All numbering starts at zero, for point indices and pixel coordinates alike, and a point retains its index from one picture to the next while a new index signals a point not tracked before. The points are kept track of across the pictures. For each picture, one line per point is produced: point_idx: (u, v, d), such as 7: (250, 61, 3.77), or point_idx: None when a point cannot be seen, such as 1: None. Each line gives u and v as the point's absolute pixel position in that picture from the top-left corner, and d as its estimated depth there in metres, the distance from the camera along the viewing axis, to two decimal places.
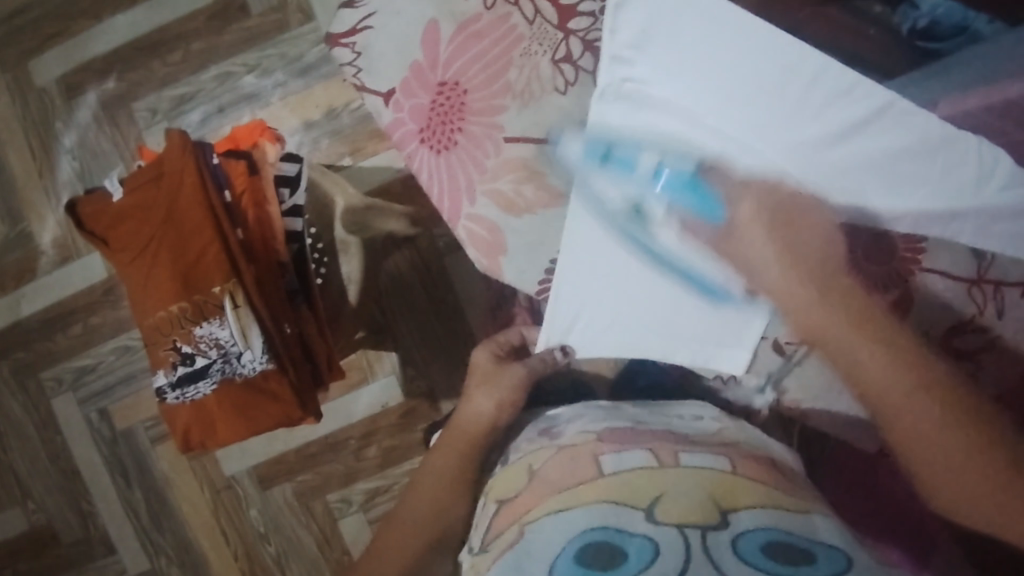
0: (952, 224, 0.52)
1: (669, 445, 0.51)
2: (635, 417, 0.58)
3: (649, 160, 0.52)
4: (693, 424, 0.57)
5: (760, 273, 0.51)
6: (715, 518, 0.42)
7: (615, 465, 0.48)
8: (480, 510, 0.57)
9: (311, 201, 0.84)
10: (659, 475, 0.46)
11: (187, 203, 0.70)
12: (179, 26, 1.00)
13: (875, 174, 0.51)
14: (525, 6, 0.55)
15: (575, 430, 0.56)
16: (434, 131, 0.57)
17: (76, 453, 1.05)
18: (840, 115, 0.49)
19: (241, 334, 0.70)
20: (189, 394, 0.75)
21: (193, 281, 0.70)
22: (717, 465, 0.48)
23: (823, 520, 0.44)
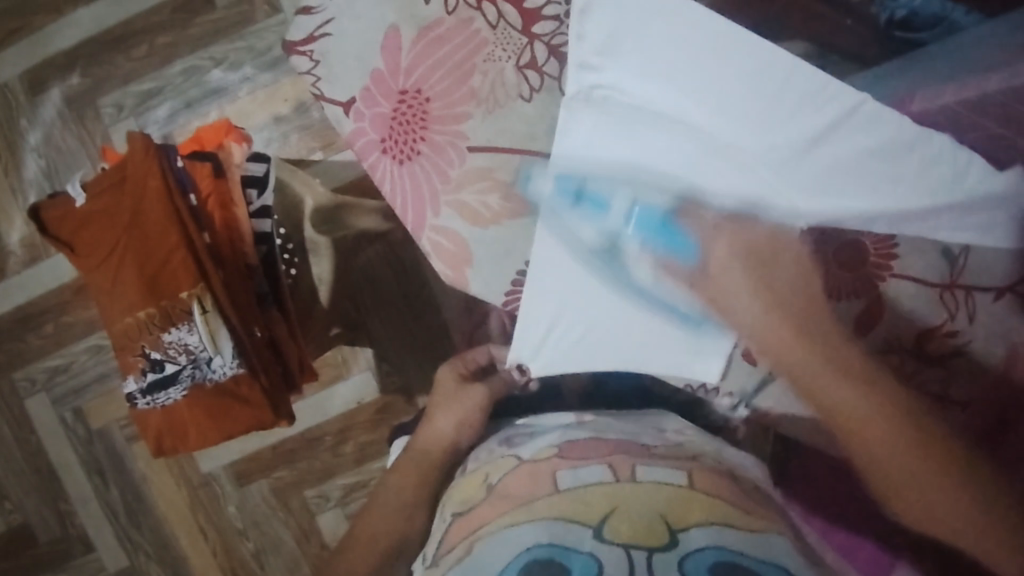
0: (930, 221, 0.54)
1: (625, 458, 0.50)
2: (597, 428, 0.57)
3: (622, 201, 0.51)
4: (653, 436, 0.56)
5: (734, 309, 0.50)
6: (661, 539, 0.41)
7: (571, 480, 0.47)
8: (440, 518, 0.56)
9: (279, 202, 0.86)
10: (613, 491, 0.46)
11: (151, 207, 0.68)
12: (143, 20, 0.98)
13: (850, 176, 0.51)
14: (487, 11, 0.54)
15: (536, 445, 0.55)
16: (396, 140, 0.55)
17: (52, 453, 1.04)
18: (813, 117, 0.49)
19: (210, 339, 0.69)
20: (160, 401, 0.73)
21: (160, 287, 0.69)
22: (675, 479, 0.48)
23: (778, 541, 0.43)
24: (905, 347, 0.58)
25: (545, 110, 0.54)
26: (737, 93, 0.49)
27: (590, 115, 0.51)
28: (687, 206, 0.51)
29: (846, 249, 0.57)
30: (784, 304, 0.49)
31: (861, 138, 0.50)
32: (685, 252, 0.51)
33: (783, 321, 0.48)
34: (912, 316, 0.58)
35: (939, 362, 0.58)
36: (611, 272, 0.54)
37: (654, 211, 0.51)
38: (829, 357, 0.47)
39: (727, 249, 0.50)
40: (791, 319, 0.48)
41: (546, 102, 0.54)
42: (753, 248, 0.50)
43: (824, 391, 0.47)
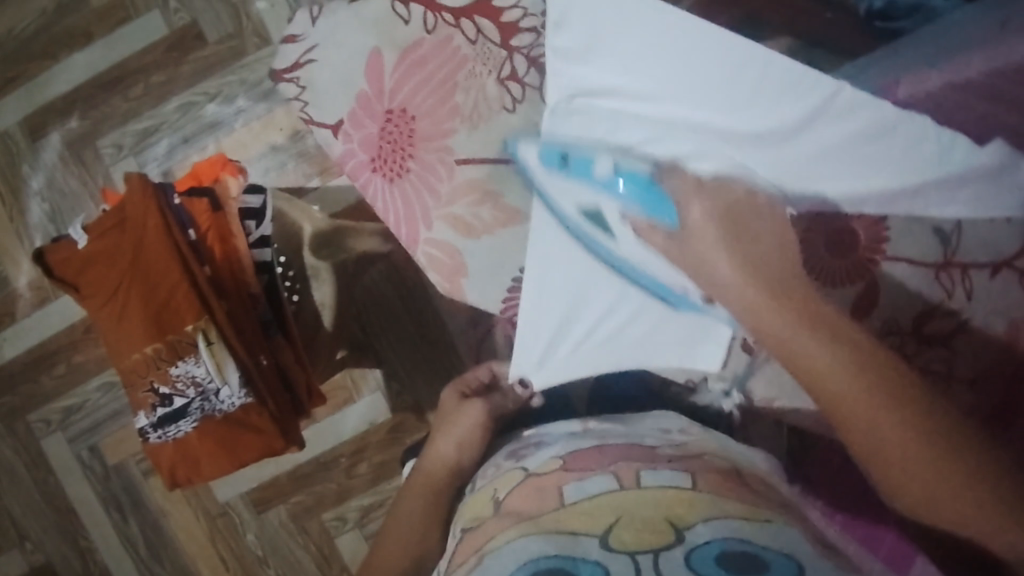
0: (917, 198, 0.57)
1: (631, 464, 0.51)
2: (602, 434, 0.58)
3: (605, 165, 0.51)
4: (657, 437, 0.57)
5: (711, 272, 0.48)
6: (669, 538, 0.42)
7: (576, 493, 0.48)
8: (459, 520, 0.57)
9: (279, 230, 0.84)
10: (618, 500, 0.46)
11: (151, 245, 0.69)
12: (137, 60, 1.00)
13: (839, 158, 0.55)
14: (466, 28, 0.55)
15: (541, 457, 0.56)
16: (385, 158, 0.55)
17: (70, 492, 1.05)
18: (787, 110, 0.53)
19: (218, 371, 0.70)
20: (171, 433, 0.73)
21: (165, 322, 0.70)
22: (680, 483, 0.48)
23: (780, 530, 0.44)
24: (904, 330, 0.60)
25: (528, 120, 0.55)
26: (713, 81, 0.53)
27: (569, 124, 0.54)
28: (667, 169, 0.51)
29: (835, 235, 0.59)
30: (763, 269, 0.47)
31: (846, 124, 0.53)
32: (663, 218, 0.49)
33: (752, 281, 0.46)
34: (909, 300, 0.60)
35: (945, 342, 0.59)
36: (596, 244, 0.54)
37: (635, 174, 0.50)
38: (799, 314, 0.45)
39: (701, 216, 0.48)
40: (767, 283, 0.46)
41: (529, 112, 0.55)
42: (731, 209, 0.49)
43: (795, 346, 0.44)
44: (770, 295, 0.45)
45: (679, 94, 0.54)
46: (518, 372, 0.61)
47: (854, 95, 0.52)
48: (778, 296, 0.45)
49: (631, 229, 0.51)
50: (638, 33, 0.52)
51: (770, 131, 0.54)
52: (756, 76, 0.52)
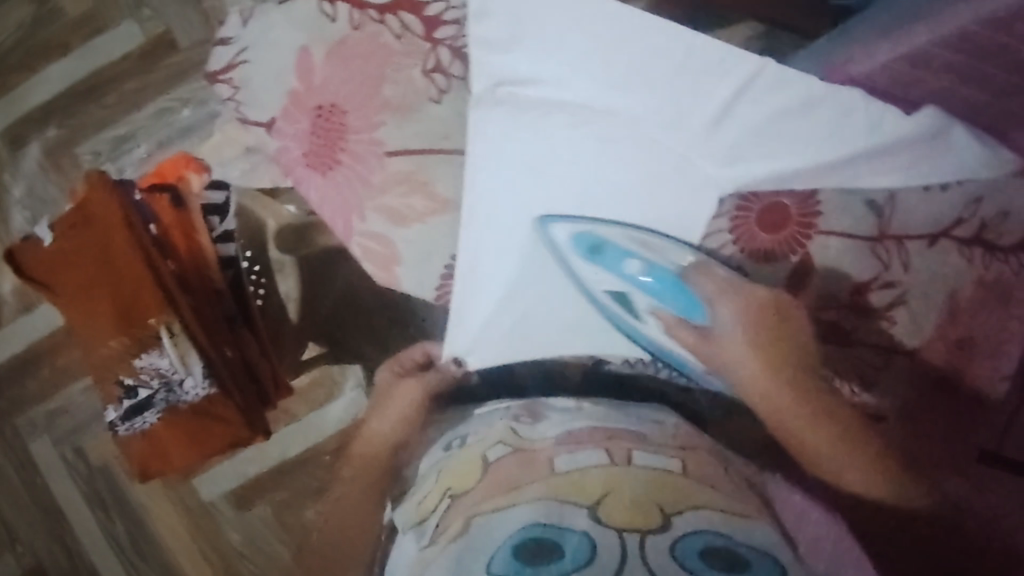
0: (847, 169, 0.58)
1: (623, 442, 0.51)
2: (596, 414, 0.56)
3: (637, 264, 0.55)
4: (647, 417, 0.55)
5: (736, 368, 0.55)
6: (654, 521, 0.43)
7: (567, 463, 0.49)
8: (427, 494, 0.55)
9: (243, 224, 0.84)
10: (612, 473, 0.47)
11: (114, 241, 0.70)
12: (112, 69, 1.02)
13: (767, 135, 0.57)
14: (392, 24, 0.57)
15: (541, 428, 0.55)
16: (317, 153, 0.57)
17: (57, 493, 1.07)
18: (712, 91, 0.56)
19: (181, 361, 0.71)
20: (137, 426, 0.73)
21: (130, 316, 0.70)
22: (669, 465, 0.49)
23: (757, 524, 0.45)
24: (842, 304, 0.58)
25: (455, 108, 0.57)
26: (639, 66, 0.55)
27: (499, 113, 0.56)
28: (693, 271, 0.56)
29: (770, 211, 0.59)
30: (773, 351, 0.55)
31: (773, 97, 0.56)
32: (696, 312, 0.55)
33: (778, 369, 0.54)
34: (848, 271, 0.59)
35: (887, 315, 0.58)
36: (621, 321, 0.57)
37: (666, 274, 0.55)
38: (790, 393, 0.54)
39: (731, 314, 0.55)
40: (787, 371, 0.55)
41: (456, 102, 0.57)
42: (751, 304, 0.56)
43: (788, 426, 0.53)
44: (785, 378, 0.54)
45: (608, 80, 0.56)
46: (452, 352, 0.62)
47: (775, 73, 0.56)
48: (796, 383, 0.54)
49: (657, 320, 0.55)
50: (562, 25, 0.54)
51: (697, 113, 0.57)
52: (683, 62, 0.55)
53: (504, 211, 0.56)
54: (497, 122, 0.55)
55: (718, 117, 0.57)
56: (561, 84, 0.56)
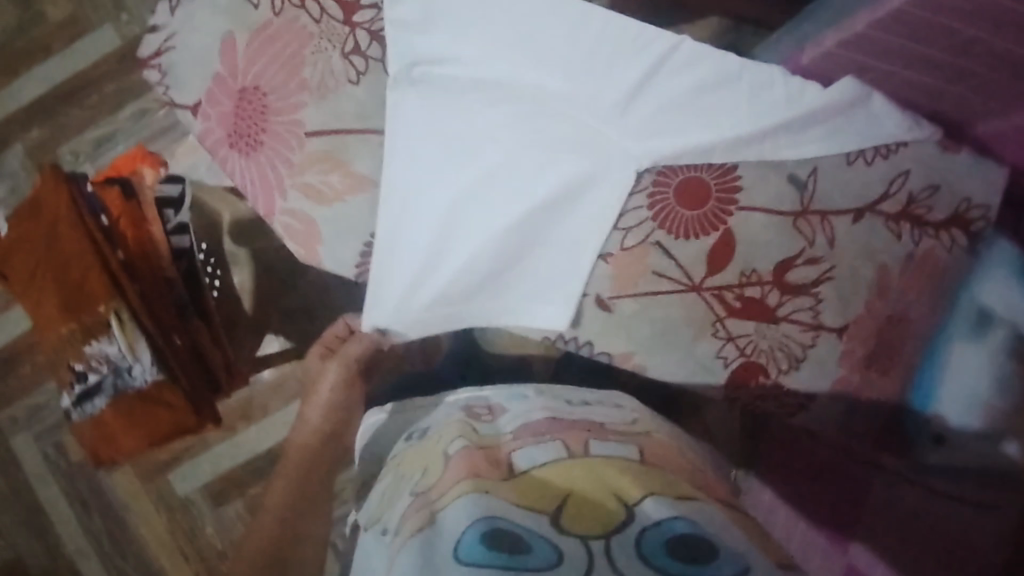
0: (765, 142, 0.58)
1: (582, 435, 0.57)
2: (554, 409, 0.64)
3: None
4: (606, 416, 0.65)
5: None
6: (621, 513, 0.45)
7: (527, 460, 0.53)
8: (390, 484, 0.58)
9: (199, 217, 0.86)
10: (572, 467, 0.51)
11: (64, 230, 0.72)
12: (93, 71, 1.03)
13: (684, 110, 0.57)
14: (311, 7, 0.57)
15: (512, 421, 0.62)
16: (240, 134, 0.58)
17: (37, 487, 1.09)
18: (627, 67, 0.56)
19: (129, 349, 0.72)
20: (88, 410, 0.77)
21: (79, 304, 0.72)
22: (627, 454, 0.55)
23: (706, 509, 0.49)
24: (765, 279, 0.59)
25: (373, 90, 0.58)
26: (551, 45, 0.56)
27: (415, 93, 0.56)
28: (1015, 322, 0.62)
29: (689, 183, 0.59)
30: None
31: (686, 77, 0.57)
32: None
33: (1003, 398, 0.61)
34: (770, 248, 0.59)
35: (811, 290, 0.59)
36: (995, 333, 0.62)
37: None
38: None
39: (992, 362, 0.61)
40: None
41: (374, 84, 0.58)
42: None
43: None
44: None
45: (524, 57, 0.56)
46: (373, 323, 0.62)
47: (691, 49, 0.56)
48: None
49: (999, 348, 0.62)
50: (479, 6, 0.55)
51: (612, 88, 0.57)
52: (597, 39, 0.56)
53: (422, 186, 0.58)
54: (412, 102, 0.56)
55: (633, 93, 0.57)
56: (476, 61, 0.56)
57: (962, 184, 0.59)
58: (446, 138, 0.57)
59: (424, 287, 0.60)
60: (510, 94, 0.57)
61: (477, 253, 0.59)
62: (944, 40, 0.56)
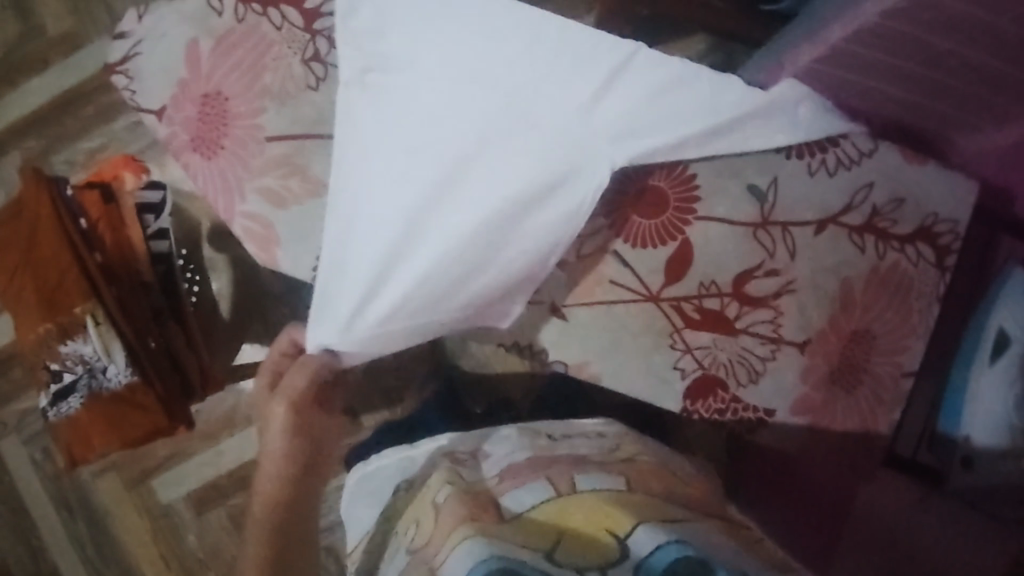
0: (734, 132, 0.57)
1: (565, 470, 0.57)
2: (539, 444, 0.63)
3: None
4: (588, 446, 0.64)
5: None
6: (615, 551, 0.45)
7: (514, 505, 0.53)
8: (393, 536, 0.61)
9: (179, 224, 0.89)
10: (565, 506, 0.51)
11: (43, 231, 0.73)
12: (90, 83, 1.05)
13: (648, 109, 0.56)
14: (273, 15, 0.59)
15: (492, 466, 0.62)
16: (204, 139, 0.59)
17: (24, 491, 1.10)
18: (588, 68, 0.56)
19: (104, 349, 0.73)
20: (63, 410, 0.77)
21: (56, 303, 0.73)
22: (613, 485, 0.54)
23: (704, 535, 0.48)
24: (722, 291, 0.58)
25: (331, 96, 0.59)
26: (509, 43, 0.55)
27: (365, 99, 0.56)
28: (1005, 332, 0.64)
29: (647, 192, 0.58)
30: None
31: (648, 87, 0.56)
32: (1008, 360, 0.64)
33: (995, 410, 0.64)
34: (728, 259, 0.58)
35: (773, 301, 0.58)
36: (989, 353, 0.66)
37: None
38: None
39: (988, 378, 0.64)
40: None
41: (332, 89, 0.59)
42: None
43: None
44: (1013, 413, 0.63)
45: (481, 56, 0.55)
46: (319, 340, 0.58)
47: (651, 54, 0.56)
48: None
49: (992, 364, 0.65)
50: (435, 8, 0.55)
51: (576, 88, 0.56)
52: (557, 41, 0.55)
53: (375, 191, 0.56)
54: (364, 105, 0.55)
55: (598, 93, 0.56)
56: (431, 64, 0.55)
57: (929, 198, 0.58)
58: (400, 142, 0.56)
59: (378, 297, 0.57)
60: (467, 95, 0.55)
61: (437, 256, 0.56)
62: (921, 56, 0.53)
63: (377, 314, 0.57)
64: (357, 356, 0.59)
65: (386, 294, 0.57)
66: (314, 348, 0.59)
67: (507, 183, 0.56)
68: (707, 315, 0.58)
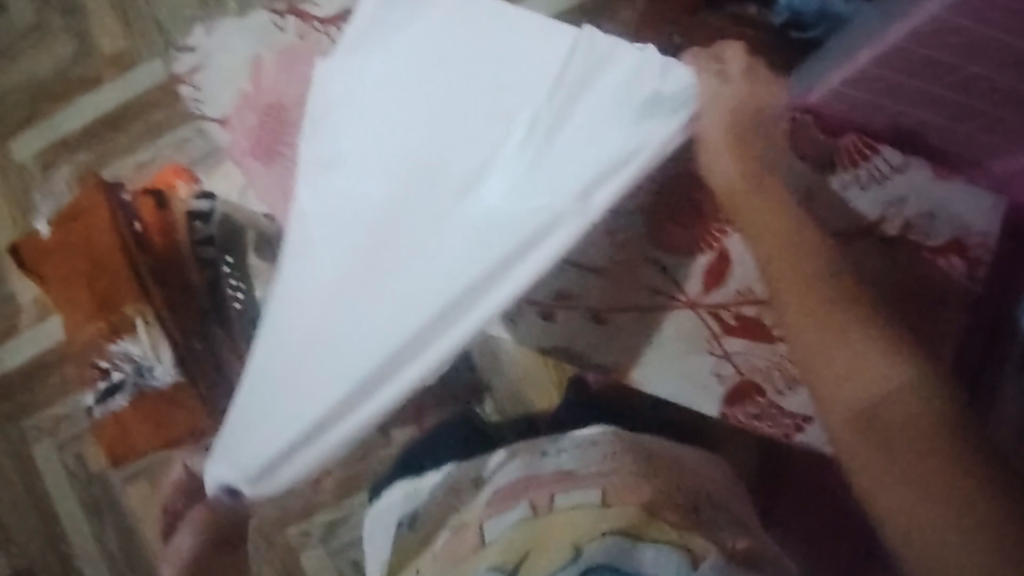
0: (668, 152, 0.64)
1: (548, 490, 0.66)
2: (538, 463, 0.72)
3: None
4: (584, 457, 0.71)
5: None
6: (566, 556, 0.58)
7: (493, 527, 0.65)
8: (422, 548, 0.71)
9: None
10: (534, 526, 0.63)
11: (100, 236, 0.78)
12: (140, 103, 1.10)
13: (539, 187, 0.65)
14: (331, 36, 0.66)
15: (498, 483, 0.71)
16: None
17: (54, 496, 1.09)
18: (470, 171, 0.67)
19: (152, 348, 0.78)
20: (109, 408, 0.81)
21: (109, 305, 0.78)
22: (587, 500, 0.64)
23: (649, 549, 0.59)
24: (756, 296, 0.65)
25: None
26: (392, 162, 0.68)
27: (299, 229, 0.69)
28: None
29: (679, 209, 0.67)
30: None
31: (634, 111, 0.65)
32: None
33: None
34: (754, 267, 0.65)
35: None
36: None
37: None
38: None
39: None
40: None
41: None
42: None
43: None
44: None
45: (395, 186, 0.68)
46: (221, 476, 0.71)
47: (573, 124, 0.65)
48: None
49: None
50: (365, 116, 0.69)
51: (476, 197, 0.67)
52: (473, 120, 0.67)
53: (291, 320, 0.69)
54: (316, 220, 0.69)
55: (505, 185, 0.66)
56: (367, 178, 0.69)
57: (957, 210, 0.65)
58: (322, 272, 0.68)
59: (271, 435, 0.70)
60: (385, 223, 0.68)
61: (354, 359, 0.68)
62: (945, 77, 0.59)
63: (288, 434, 0.69)
64: (253, 491, 0.72)
65: (285, 421, 0.69)
66: (214, 484, 0.72)
67: (430, 281, 0.67)
68: (743, 318, 0.65)
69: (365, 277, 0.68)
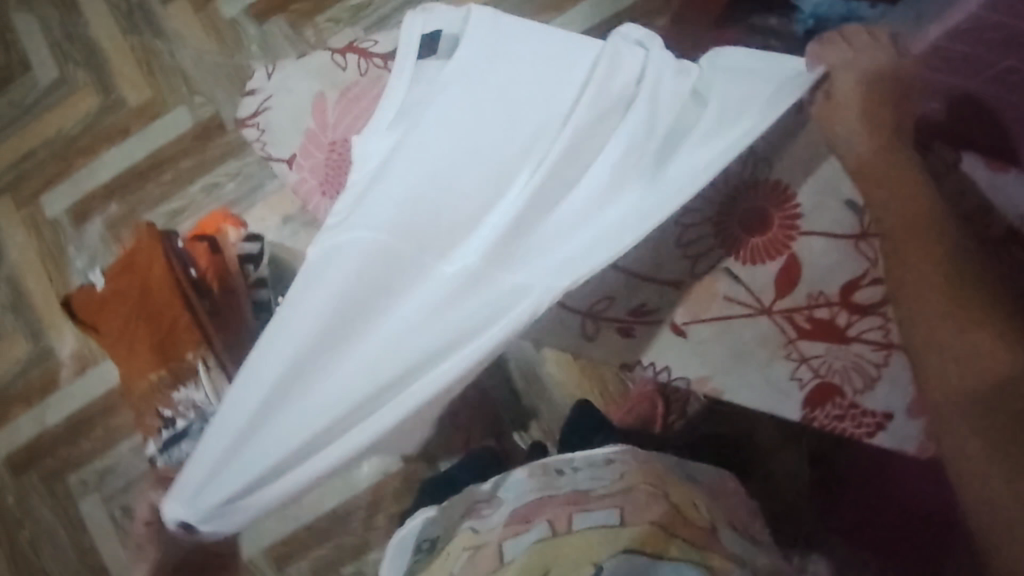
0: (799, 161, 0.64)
1: (565, 508, 0.61)
2: (548, 486, 0.67)
3: None
4: (592, 477, 0.66)
5: None
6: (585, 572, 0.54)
7: (512, 549, 0.58)
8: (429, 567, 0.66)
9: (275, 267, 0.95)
10: (552, 547, 0.57)
11: (155, 283, 0.78)
12: (169, 150, 1.09)
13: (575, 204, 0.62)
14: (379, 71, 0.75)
15: (502, 510, 0.66)
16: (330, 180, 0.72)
17: (104, 551, 1.07)
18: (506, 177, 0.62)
19: (216, 393, 0.75)
20: (174, 457, 0.77)
21: (168, 351, 0.77)
22: (607, 521, 0.58)
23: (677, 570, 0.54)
24: (831, 300, 0.67)
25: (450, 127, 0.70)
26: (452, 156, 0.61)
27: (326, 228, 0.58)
28: None
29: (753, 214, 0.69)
30: None
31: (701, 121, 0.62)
32: None
33: None
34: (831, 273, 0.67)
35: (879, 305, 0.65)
36: None
37: None
38: None
39: None
40: None
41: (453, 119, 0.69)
42: None
43: None
44: None
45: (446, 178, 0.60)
46: (174, 515, 0.58)
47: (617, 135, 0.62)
48: None
49: None
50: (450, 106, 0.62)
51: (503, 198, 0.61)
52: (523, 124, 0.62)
53: (271, 341, 0.56)
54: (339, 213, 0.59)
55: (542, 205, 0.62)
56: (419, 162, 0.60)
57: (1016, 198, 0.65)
58: (312, 287, 0.56)
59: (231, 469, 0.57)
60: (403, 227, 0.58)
61: (320, 405, 0.56)
62: (987, 71, 0.63)
63: (249, 473, 0.56)
64: (213, 532, 0.59)
65: (223, 458, 0.56)
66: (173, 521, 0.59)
67: (396, 323, 0.58)
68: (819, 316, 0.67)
69: (355, 303, 0.56)
